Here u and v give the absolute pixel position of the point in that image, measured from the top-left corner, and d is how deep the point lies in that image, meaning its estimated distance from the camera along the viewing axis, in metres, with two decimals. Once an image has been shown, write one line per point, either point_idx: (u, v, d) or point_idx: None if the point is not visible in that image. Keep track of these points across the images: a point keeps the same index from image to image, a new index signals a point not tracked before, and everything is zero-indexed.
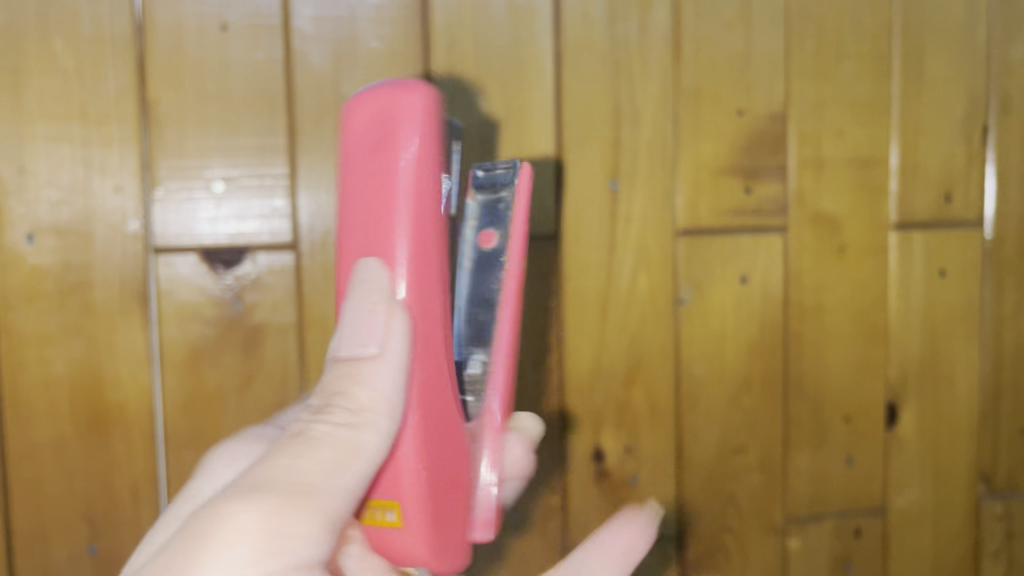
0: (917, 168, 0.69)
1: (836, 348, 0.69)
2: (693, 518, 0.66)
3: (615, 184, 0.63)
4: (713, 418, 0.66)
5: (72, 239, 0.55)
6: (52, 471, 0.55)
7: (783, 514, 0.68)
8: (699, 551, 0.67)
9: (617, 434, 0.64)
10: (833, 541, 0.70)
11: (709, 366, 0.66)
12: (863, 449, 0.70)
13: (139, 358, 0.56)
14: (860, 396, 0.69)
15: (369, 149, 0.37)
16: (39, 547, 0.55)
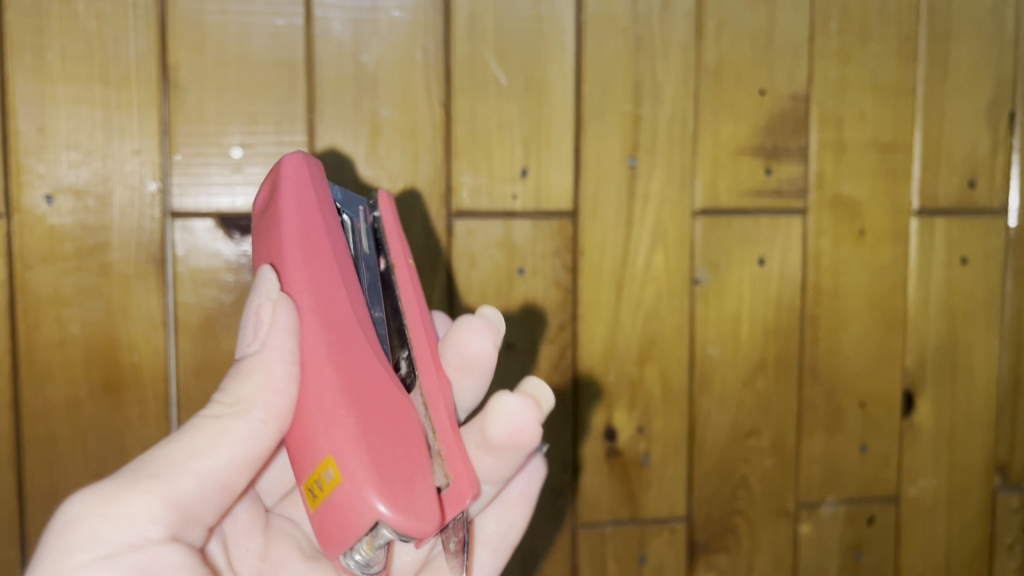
0: (940, 153, 0.68)
1: (853, 333, 0.68)
2: (703, 500, 0.66)
3: (633, 161, 0.62)
4: (727, 400, 0.66)
5: (91, 201, 0.55)
6: (65, 431, 0.56)
7: (796, 499, 0.68)
8: (708, 534, 0.66)
9: (629, 412, 0.64)
10: (845, 528, 0.69)
11: (725, 348, 0.65)
12: (878, 435, 0.69)
13: (154, 321, 0.56)
14: (876, 382, 0.69)
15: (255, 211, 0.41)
16: (50, 505, 0.56)
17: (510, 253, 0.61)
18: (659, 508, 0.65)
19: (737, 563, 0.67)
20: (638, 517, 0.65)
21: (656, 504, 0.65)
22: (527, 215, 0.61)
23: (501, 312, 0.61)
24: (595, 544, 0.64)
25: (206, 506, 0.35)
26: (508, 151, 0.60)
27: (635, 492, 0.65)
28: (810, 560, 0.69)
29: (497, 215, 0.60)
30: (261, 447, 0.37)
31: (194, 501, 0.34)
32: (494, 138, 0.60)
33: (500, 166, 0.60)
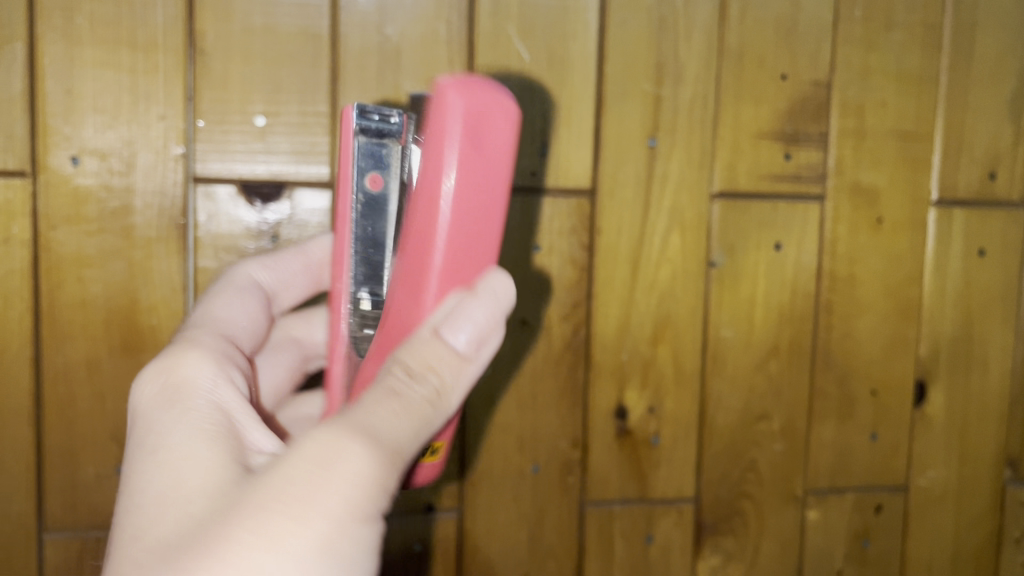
0: (961, 144, 0.68)
1: (867, 320, 0.68)
2: (711, 482, 0.66)
3: (652, 142, 0.63)
4: (739, 383, 0.66)
5: (116, 163, 0.56)
6: (84, 390, 0.56)
7: (804, 485, 0.68)
8: (716, 516, 0.67)
9: (640, 391, 0.65)
10: (853, 516, 0.69)
11: (738, 332, 0.66)
12: (889, 424, 0.69)
13: (174, 285, 0.57)
14: (889, 370, 0.69)
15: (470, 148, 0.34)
16: (68, 462, 0.57)
17: (527, 229, 0.61)
18: (667, 487, 0.66)
19: (744, 547, 0.68)
20: (646, 496, 0.65)
21: (664, 484, 0.66)
22: (544, 192, 0.61)
23: (517, 287, 0.62)
24: (603, 521, 0.65)
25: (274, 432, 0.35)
26: (529, 127, 0.61)
27: (645, 471, 0.65)
28: (816, 545, 0.69)
29: (514, 191, 0.61)
30: None
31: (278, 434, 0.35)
32: (516, 114, 0.60)
33: (520, 142, 0.60)
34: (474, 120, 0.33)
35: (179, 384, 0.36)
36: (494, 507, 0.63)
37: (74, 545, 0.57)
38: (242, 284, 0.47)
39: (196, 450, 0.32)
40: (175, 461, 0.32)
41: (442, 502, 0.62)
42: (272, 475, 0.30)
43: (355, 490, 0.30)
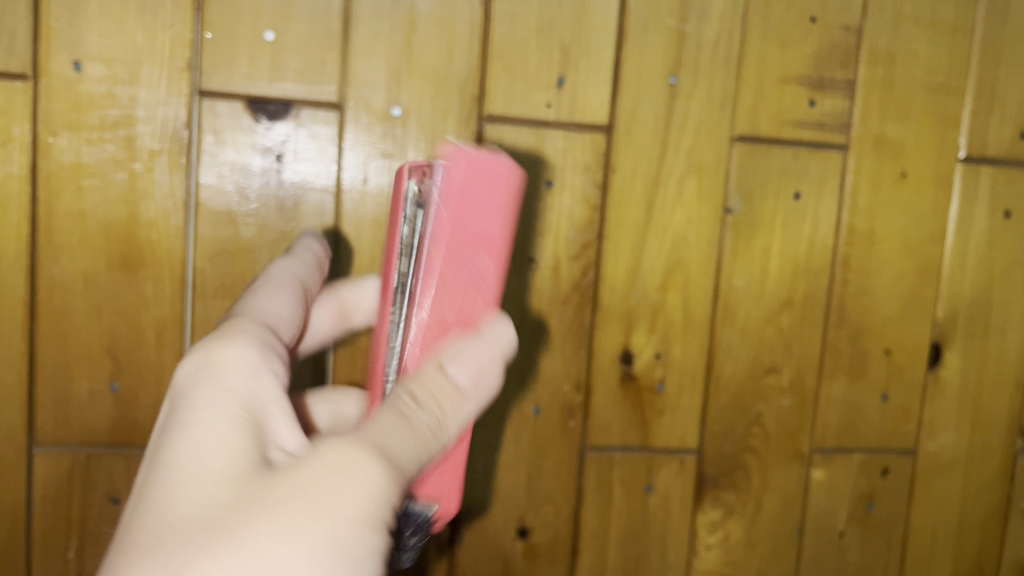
0: (993, 100, 0.66)
1: (885, 278, 0.66)
2: (715, 433, 0.65)
3: (673, 80, 0.61)
4: (749, 335, 0.64)
5: (120, 71, 0.54)
6: (80, 302, 0.55)
7: (810, 442, 0.66)
8: (718, 469, 0.65)
9: (648, 336, 0.63)
10: (858, 477, 0.68)
11: (752, 281, 0.64)
12: (901, 384, 0.68)
13: (174, 199, 0.56)
14: (904, 331, 0.67)
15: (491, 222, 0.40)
16: (61, 375, 0.56)
17: (539, 163, 0.60)
18: (670, 436, 0.64)
19: (746, 503, 0.66)
20: (648, 444, 0.64)
21: (667, 433, 0.64)
22: (558, 126, 0.59)
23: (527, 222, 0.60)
24: (603, 468, 0.64)
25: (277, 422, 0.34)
26: (546, 58, 0.59)
27: (648, 419, 0.64)
28: (819, 505, 0.67)
29: (528, 123, 0.59)
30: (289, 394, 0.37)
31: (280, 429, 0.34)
32: (534, 42, 0.58)
33: (536, 73, 0.59)
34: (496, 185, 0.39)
35: (216, 361, 0.34)
36: (493, 444, 0.62)
37: (65, 460, 0.56)
38: (287, 281, 0.44)
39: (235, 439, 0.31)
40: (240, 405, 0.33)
41: None
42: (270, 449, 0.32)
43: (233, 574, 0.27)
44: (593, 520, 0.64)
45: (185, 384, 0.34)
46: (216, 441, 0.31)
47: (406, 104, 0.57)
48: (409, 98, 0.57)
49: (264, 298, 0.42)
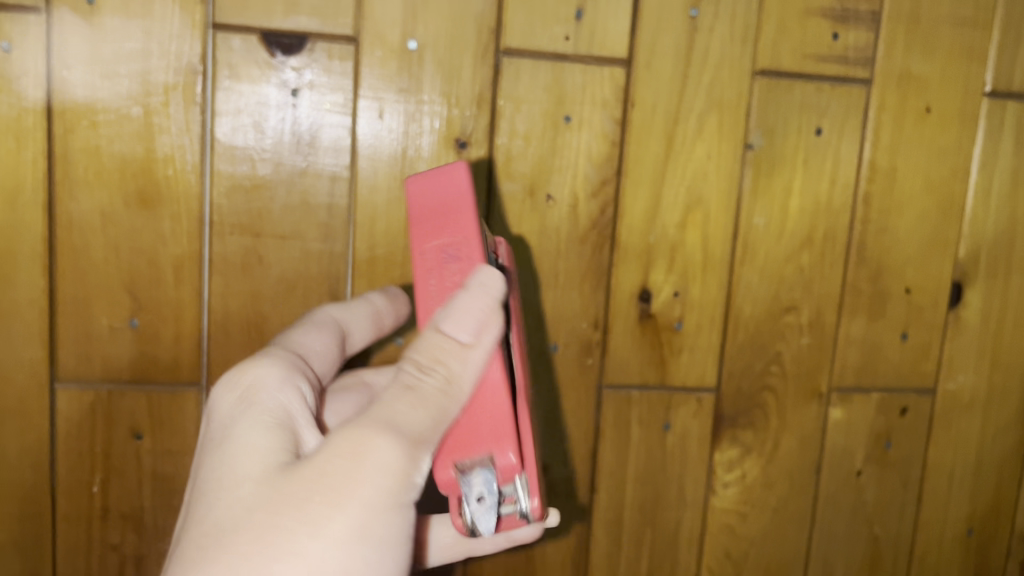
0: (1020, 33, 0.64)
1: (908, 216, 0.65)
2: (733, 372, 0.65)
3: (694, 13, 0.59)
4: (769, 274, 0.64)
5: (134, 3, 0.53)
6: (97, 238, 0.55)
7: (829, 381, 0.66)
8: (736, 407, 0.65)
9: (667, 274, 0.62)
10: (876, 416, 0.68)
11: (772, 219, 0.63)
12: (921, 323, 0.67)
13: (190, 135, 0.55)
14: (926, 269, 0.66)
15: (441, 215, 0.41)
16: (82, 310, 0.56)
17: (557, 99, 0.59)
18: (688, 375, 0.64)
19: (764, 441, 0.66)
20: (666, 383, 0.64)
21: (685, 371, 0.64)
22: (576, 60, 0.59)
23: (545, 158, 0.59)
24: (621, 406, 0.64)
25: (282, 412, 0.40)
26: None
27: (666, 358, 0.64)
28: (836, 444, 0.67)
29: (546, 57, 0.58)
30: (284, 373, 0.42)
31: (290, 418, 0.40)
32: None
33: (554, 6, 0.58)
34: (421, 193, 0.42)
35: (259, 381, 0.41)
36: None
37: (86, 395, 0.57)
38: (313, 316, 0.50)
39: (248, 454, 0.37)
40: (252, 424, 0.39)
41: None
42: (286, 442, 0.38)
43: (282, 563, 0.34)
44: (611, 458, 0.64)
45: (233, 417, 0.40)
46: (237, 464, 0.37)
47: (422, 39, 0.57)
48: (425, 32, 0.56)
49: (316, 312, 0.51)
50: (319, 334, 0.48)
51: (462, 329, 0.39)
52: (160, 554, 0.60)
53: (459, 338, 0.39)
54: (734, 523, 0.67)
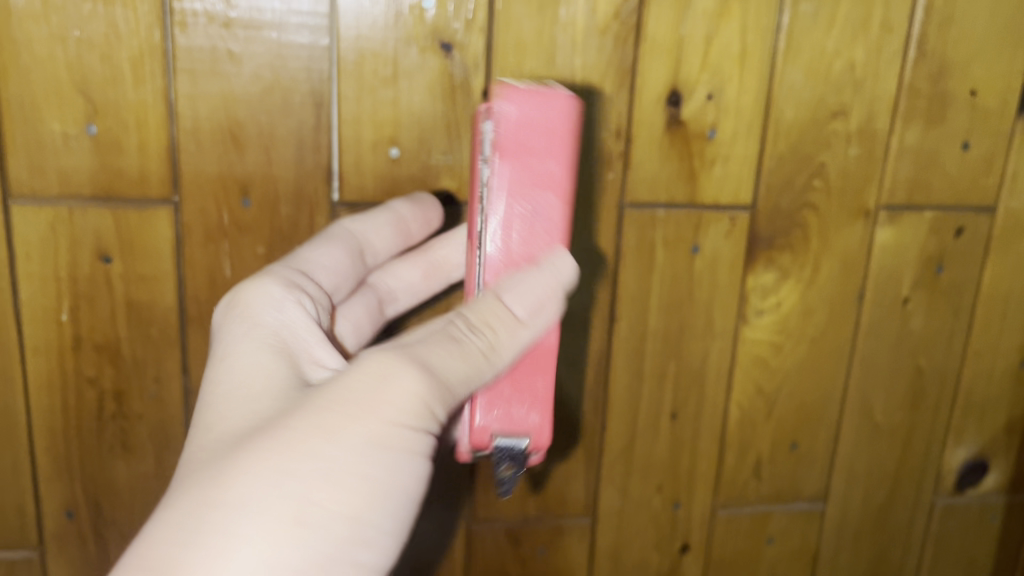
0: None
1: (979, 4, 0.56)
2: (771, 187, 0.58)
3: None
4: (816, 74, 0.56)
5: None
6: (41, 28, 0.47)
7: (878, 198, 0.59)
8: (772, 227, 0.59)
9: (699, 75, 0.55)
10: (929, 238, 0.61)
11: (823, 8, 0.54)
12: (985, 132, 0.59)
13: None
14: (995, 68, 0.58)
15: (524, 139, 0.40)
16: (30, 114, 0.49)
17: None
18: (720, 191, 0.57)
19: (802, 265, 0.60)
20: (696, 200, 0.57)
21: (717, 187, 0.57)
22: None
23: None
24: (644, 227, 0.57)
25: (257, 367, 0.40)
26: None
27: (696, 171, 0.56)
28: (882, 268, 0.61)
29: None
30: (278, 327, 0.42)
31: (269, 371, 0.39)
32: None
33: None
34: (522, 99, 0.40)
35: (242, 337, 0.42)
36: None
37: (44, 214, 0.50)
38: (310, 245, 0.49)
39: (246, 408, 0.37)
40: (243, 383, 0.39)
41: (461, 194, 0.55)
42: (291, 395, 0.37)
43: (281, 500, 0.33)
44: (633, 285, 0.58)
45: (216, 377, 0.40)
46: (235, 423, 0.37)
47: None
48: None
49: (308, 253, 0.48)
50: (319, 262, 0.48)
51: (527, 301, 0.40)
52: (141, 388, 0.55)
53: (522, 307, 0.40)
54: (766, 356, 0.62)
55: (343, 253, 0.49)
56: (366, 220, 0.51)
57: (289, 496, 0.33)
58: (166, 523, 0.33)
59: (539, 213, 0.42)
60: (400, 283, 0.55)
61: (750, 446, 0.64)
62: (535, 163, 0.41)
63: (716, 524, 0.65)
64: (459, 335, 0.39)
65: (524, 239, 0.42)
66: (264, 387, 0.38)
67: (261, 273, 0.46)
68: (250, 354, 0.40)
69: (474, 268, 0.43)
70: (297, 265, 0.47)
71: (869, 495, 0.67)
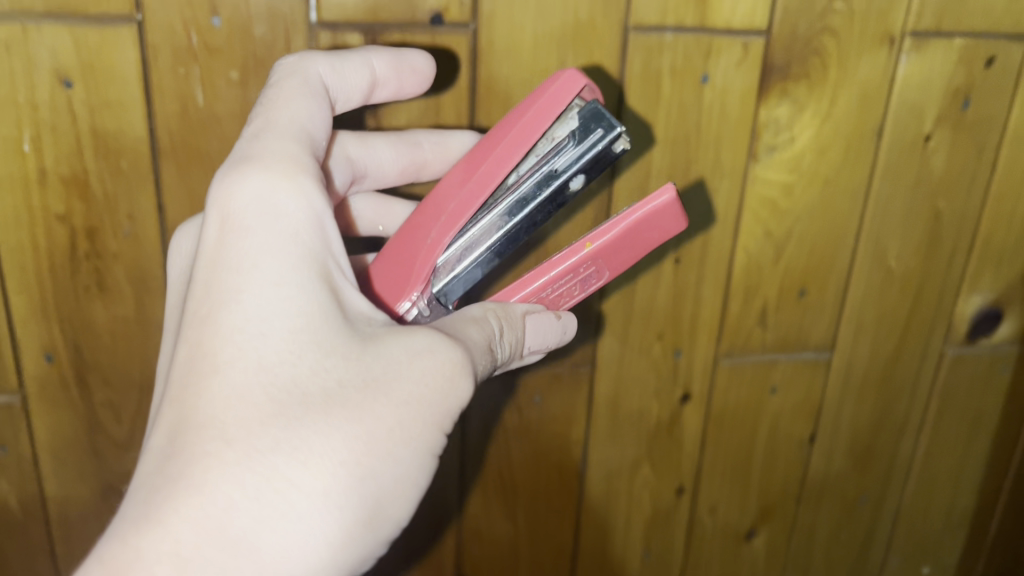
0: None
1: None
2: (788, 11, 0.53)
3: None
4: None
5: None
6: None
7: (904, 24, 0.54)
8: (788, 56, 0.54)
9: None
10: (956, 69, 0.56)
11: None
12: None
13: None
14: None
15: (624, 235, 0.44)
16: None
17: None
18: (733, 14, 0.52)
19: (818, 98, 0.56)
20: (706, 24, 0.52)
21: (729, 9, 0.52)
22: None
23: None
24: (649, 54, 0.52)
25: (300, 296, 0.37)
26: None
27: None
28: (903, 102, 0.57)
29: None
30: (306, 229, 0.39)
31: (312, 302, 0.38)
32: None
33: None
34: (638, 213, 0.44)
35: (271, 241, 0.38)
36: (518, 23, 0.50)
37: None
38: (311, 85, 0.45)
39: (305, 367, 0.36)
40: (291, 322, 0.37)
41: (451, 13, 0.50)
42: (345, 354, 0.37)
43: (351, 498, 0.35)
44: (637, 118, 0.54)
45: (251, 298, 0.37)
46: (293, 380, 0.36)
47: None
48: None
49: (296, 106, 0.44)
50: (312, 119, 0.44)
51: (536, 341, 0.46)
52: (115, 225, 0.52)
53: (534, 341, 0.46)
54: (776, 197, 0.58)
55: (326, 110, 0.46)
56: (343, 58, 0.46)
57: (356, 491, 0.36)
58: (243, 501, 0.34)
59: (583, 285, 0.47)
60: (376, 163, 0.52)
61: (757, 292, 0.61)
62: (613, 255, 0.45)
63: (719, 373, 0.63)
64: (492, 339, 0.43)
65: (556, 279, 0.46)
66: (318, 333, 0.37)
67: (261, 146, 0.41)
68: (287, 268, 0.38)
69: (474, 188, 0.46)
70: (302, 138, 0.42)
71: (876, 346, 0.65)
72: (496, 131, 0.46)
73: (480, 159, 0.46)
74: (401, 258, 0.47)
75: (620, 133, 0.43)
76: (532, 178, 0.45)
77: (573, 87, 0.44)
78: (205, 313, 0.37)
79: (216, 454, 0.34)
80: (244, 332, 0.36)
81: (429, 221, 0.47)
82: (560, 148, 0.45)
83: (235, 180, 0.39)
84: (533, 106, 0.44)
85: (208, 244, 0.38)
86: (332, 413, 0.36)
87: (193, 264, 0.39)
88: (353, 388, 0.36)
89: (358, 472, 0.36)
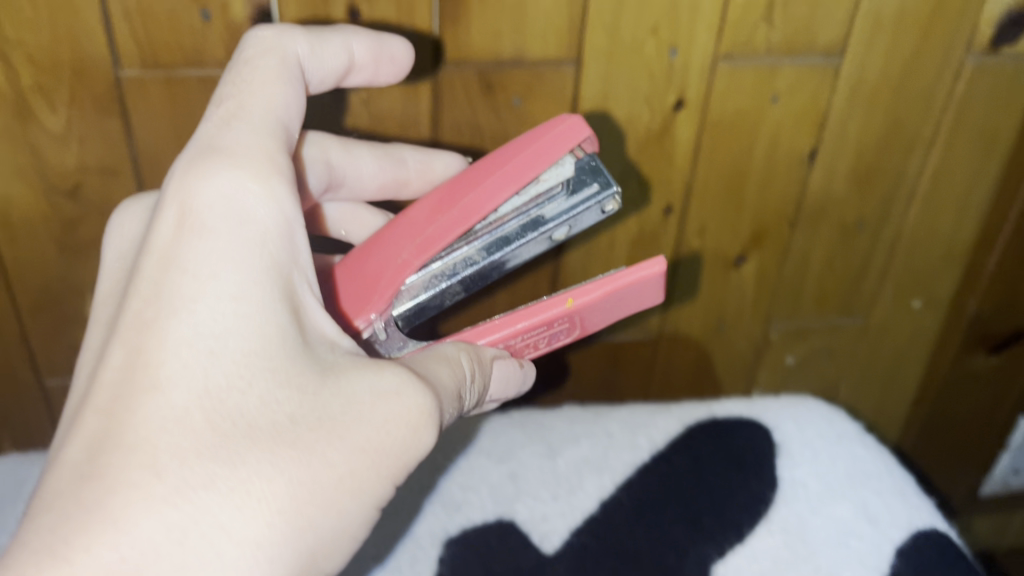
0: None
1: None
2: None
3: None
4: None
5: None
6: None
7: None
8: None
9: None
10: None
11: None
12: None
13: None
14: None
15: (610, 292, 0.42)
16: None
17: None
18: None
19: None
20: None
21: None
22: None
23: None
24: None
25: (257, 316, 0.33)
26: None
27: None
28: None
29: None
30: (271, 240, 0.34)
31: (269, 323, 0.33)
32: None
33: None
34: (631, 276, 0.42)
35: (229, 253, 0.33)
36: None
37: None
38: (288, 67, 0.40)
39: (257, 392, 0.32)
40: (245, 342, 0.32)
41: None
42: (305, 386, 0.33)
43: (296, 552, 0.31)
44: None
45: (203, 310, 0.32)
46: (244, 405, 0.31)
47: None
48: None
49: (270, 90, 0.39)
50: (286, 109, 0.39)
51: (499, 391, 0.44)
52: None
53: (496, 392, 0.44)
54: None
55: (302, 96, 0.41)
56: (319, 40, 0.42)
57: (300, 543, 0.31)
58: (163, 547, 0.29)
59: (551, 338, 0.45)
60: (357, 173, 0.51)
61: None
62: (592, 312, 0.43)
63: (717, 75, 0.57)
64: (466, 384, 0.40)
65: (526, 329, 0.44)
66: (275, 358, 0.33)
67: (231, 139, 0.36)
68: (246, 288, 0.33)
69: (453, 215, 0.42)
70: (277, 129, 0.38)
71: (894, 45, 0.58)
72: (495, 157, 0.43)
73: (464, 189, 0.43)
74: (364, 278, 0.44)
75: (614, 194, 0.42)
76: (517, 220, 0.43)
77: (577, 131, 0.42)
78: (146, 317, 0.32)
79: (142, 487, 0.29)
80: (192, 345, 0.31)
81: (403, 238, 0.43)
82: (557, 196, 0.42)
83: (202, 175, 0.34)
84: (533, 144, 0.42)
85: (158, 242, 0.34)
86: (283, 450, 0.31)
87: (140, 257, 0.34)
88: (310, 424, 0.32)
89: (305, 525, 0.32)
